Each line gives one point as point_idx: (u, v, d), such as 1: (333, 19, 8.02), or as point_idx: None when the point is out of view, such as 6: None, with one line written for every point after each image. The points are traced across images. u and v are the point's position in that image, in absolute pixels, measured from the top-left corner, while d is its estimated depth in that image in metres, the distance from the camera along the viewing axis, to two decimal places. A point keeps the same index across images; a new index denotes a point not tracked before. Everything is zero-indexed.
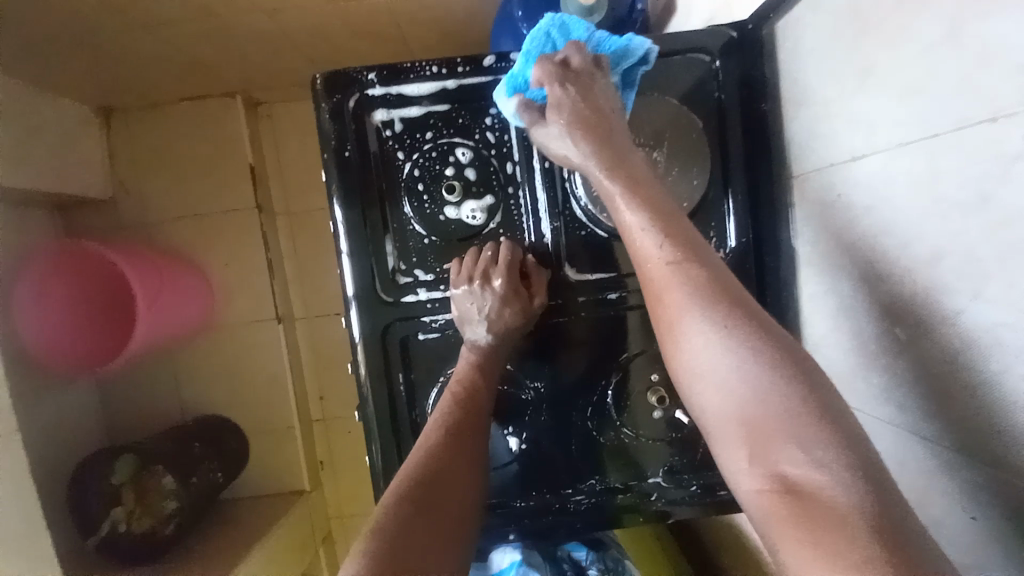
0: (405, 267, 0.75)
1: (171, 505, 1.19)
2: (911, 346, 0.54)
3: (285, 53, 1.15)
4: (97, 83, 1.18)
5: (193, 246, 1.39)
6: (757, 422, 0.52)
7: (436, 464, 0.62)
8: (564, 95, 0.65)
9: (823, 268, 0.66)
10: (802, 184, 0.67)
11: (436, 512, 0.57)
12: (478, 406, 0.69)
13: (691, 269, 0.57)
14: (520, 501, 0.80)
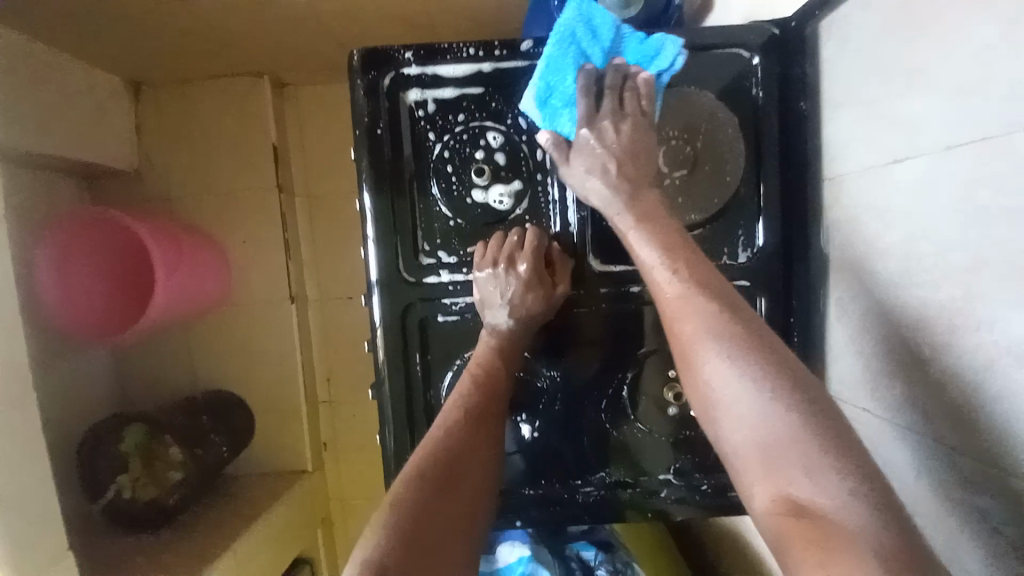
0: (428, 248, 0.75)
1: (177, 476, 1.20)
2: (934, 383, 0.54)
3: (316, 34, 1.15)
4: (130, 56, 1.19)
5: (214, 221, 1.40)
6: (768, 445, 0.52)
7: (456, 449, 0.61)
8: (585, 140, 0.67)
9: (851, 299, 0.65)
10: (836, 186, 0.66)
11: (452, 495, 0.56)
12: (496, 390, 0.69)
13: (701, 297, 0.59)
14: (528, 489, 0.80)
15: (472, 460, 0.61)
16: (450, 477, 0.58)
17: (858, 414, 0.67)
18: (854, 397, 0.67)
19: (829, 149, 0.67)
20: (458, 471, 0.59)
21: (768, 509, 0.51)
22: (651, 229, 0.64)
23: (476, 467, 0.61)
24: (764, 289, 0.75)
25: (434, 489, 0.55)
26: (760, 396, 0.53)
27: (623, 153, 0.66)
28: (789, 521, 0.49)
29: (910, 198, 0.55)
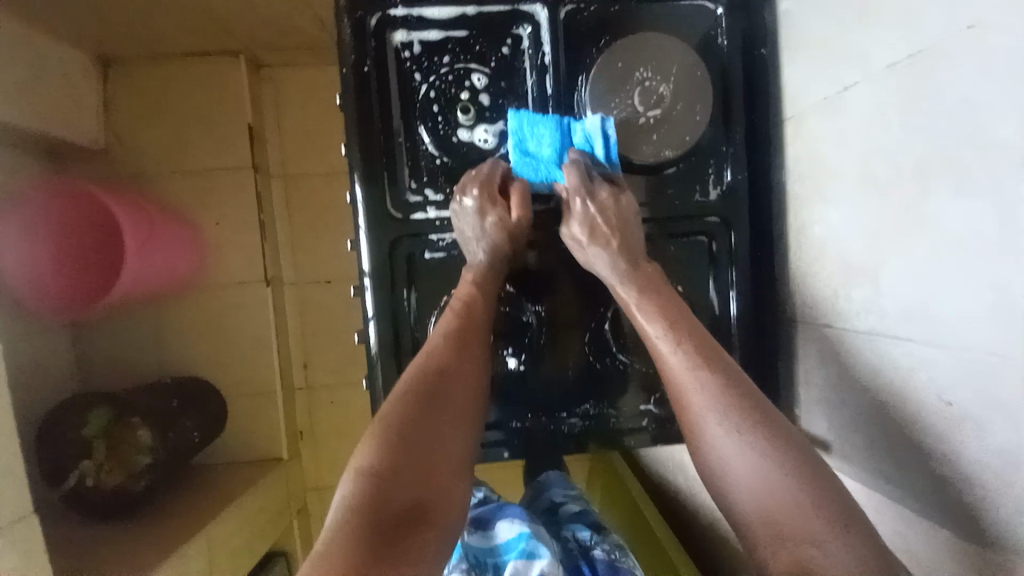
0: (416, 186, 0.76)
1: (144, 461, 1.15)
2: (895, 381, 0.56)
3: (295, 11, 1.15)
4: (98, 29, 1.16)
5: (185, 201, 1.37)
6: (773, 512, 0.53)
7: (441, 371, 0.63)
8: (586, 214, 0.69)
9: (817, 343, 0.68)
10: (794, 127, 0.68)
11: (439, 419, 0.59)
12: (477, 319, 0.69)
13: (705, 375, 0.60)
14: (515, 421, 0.82)
15: (456, 382, 0.63)
16: (437, 402, 0.60)
17: (820, 330, 0.67)
18: (816, 316, 0.67)
19: (788, 91, 0.69)
20: (448, 400, 0.61)
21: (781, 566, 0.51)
22: (653, 305, 0.66)
23: (462, 390, 0.63)
24: (736, 225, 0.74)
25: (419, 415, 0.59)
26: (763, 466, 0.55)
27: (618, 222, 0.68)
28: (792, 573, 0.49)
29: (857, 128, 0.57)
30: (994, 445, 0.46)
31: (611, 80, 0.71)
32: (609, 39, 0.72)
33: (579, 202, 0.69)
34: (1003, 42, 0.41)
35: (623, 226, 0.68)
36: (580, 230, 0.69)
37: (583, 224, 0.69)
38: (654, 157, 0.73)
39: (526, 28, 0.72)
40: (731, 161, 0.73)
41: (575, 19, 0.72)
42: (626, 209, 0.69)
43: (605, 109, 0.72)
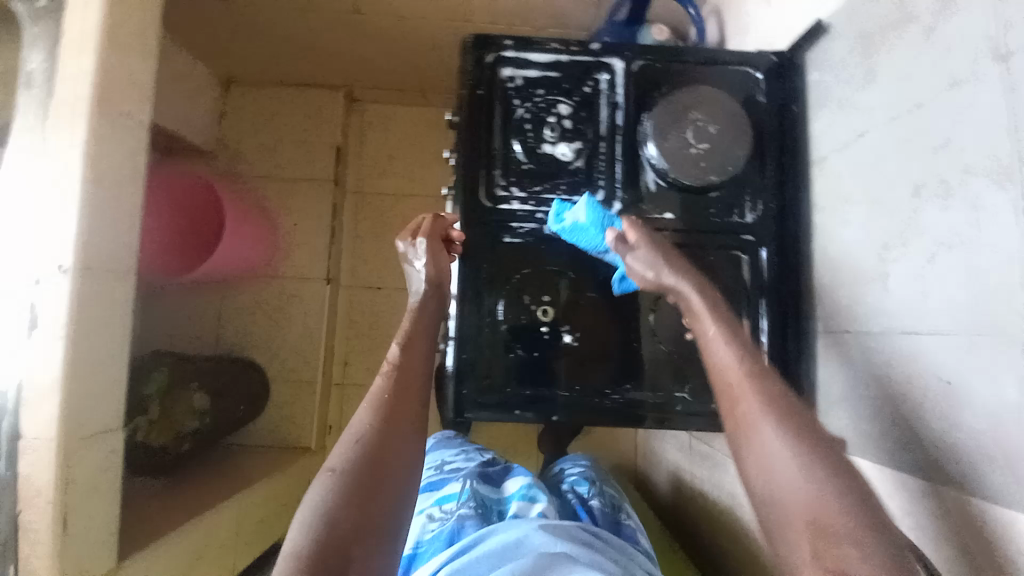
0: (502, 182, 0.77)
1: (191, 424, 1.23)
2: (907, 378, 0.57)
3: (395, 55, 1.37)
4: (233, 54, 1.41)
5: (269, 201, 1.56)
6: (818, 505, 0.48)
7: (375, 439, 0.61)
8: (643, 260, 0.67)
9: (838, 352, 0.67)
10: (823, 168, 0.71)
11: (373, 493, 0.57)
12: (413, 374, 0.68)
13: (761, 383, 0.57)
14: (564, 390, 0.78)
15: (393, 445, 0.62)
16: (371, 472, 0.59)
17: (840, 338, 0.67)
18: (835, 325, 0.68)
19: (815, 140, 0.72)
20: (385, 467, 0.60)
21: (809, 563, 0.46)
22: (708, 308, 0.63)
23: (403, 447, 0.62)
24: (768, 243, 0.75)
25: (348, 493, 0.57)
26: (813, 470, 0.50)
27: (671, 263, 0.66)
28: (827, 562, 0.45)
29: (863, 156, 0.64)
30: (994, 417, 0.47)
31: (667, 115, 0.74)
32: (669, 87, 0.77)
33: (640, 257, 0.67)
34: (965, 73, 0.51)
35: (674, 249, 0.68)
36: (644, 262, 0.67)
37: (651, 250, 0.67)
38: (700, 180, 0.73)
39: (605, 75, 0.77)
40: (768, 190, 0.75)
41: (646, 73, 0.77)
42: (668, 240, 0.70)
43: (661, 139, 0.73)
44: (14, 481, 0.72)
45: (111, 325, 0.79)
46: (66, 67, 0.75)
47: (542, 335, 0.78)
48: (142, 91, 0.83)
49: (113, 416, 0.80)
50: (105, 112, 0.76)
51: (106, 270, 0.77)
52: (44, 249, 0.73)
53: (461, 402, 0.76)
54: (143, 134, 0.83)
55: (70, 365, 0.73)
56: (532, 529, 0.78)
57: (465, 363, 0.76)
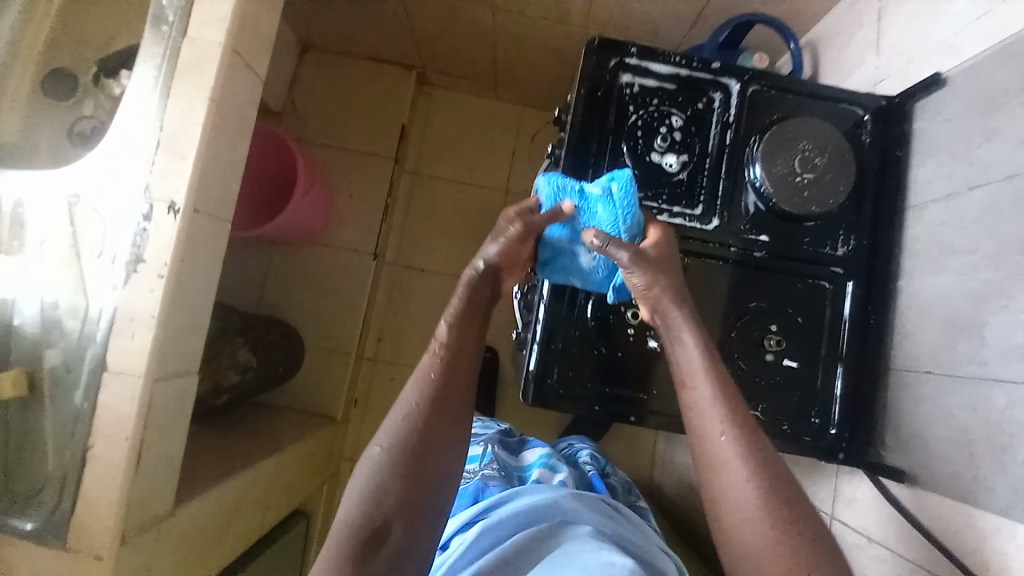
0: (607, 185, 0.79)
1: (234, 377, 1.24)
2: (988, 424, 0.59)
3: (480, 45, 1.39)
4: (319, 20, 1.43)
5: (329, 170, 1.58)
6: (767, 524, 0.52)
7: (423, 421, 0.64)
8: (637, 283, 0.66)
9: (918, 393, 0.69)
10: (922, 213, 0.73)
11: (421, 471, 0.62)
12: (461, 359, 0.68)
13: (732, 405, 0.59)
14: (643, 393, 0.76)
15: (438, 429, 0.64)
16: (418, 452, 0.63)
17: (917, 377, 0.69)
18: (915, 364, 0.70)
19: (916, 185, 0.75)
20: (429, 448, 0.63)
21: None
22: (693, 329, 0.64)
23: (449, 432, 0.65)
24: (856, 278, 0.77)
25: (397, 470, 0.61)
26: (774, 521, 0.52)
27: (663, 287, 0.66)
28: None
29: (970, 208, 0.66)
30: None
31: (777, 141, 0.76)
32: (779, 115, 0.80)
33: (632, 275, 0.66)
34: None
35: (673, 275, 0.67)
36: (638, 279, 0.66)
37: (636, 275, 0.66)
38: (801, 208, 0.75)
39: (719, 94, 0.80)
40: (862, 227, 0.78)
41: (759, 98, 0.80)
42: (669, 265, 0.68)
43: (770, 163, 0.76)
44: (94, 412, 0.72)
45: (204, 270, 0.79)
46: (205, 11, 0.76)
47: (627, 335, 0.76)
48: (264, 44, 0.84)
49: (192, 359, 0.81)
50: (234, 60, 0.77)
51: (210, 214, 0.78)
52: (154, 183, 0.73)
53: (540, 392, 0.75)
54: (258, 86, 0.84)
55: (168, 304, 0.73)
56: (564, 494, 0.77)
57: (549, 357, 0.76)
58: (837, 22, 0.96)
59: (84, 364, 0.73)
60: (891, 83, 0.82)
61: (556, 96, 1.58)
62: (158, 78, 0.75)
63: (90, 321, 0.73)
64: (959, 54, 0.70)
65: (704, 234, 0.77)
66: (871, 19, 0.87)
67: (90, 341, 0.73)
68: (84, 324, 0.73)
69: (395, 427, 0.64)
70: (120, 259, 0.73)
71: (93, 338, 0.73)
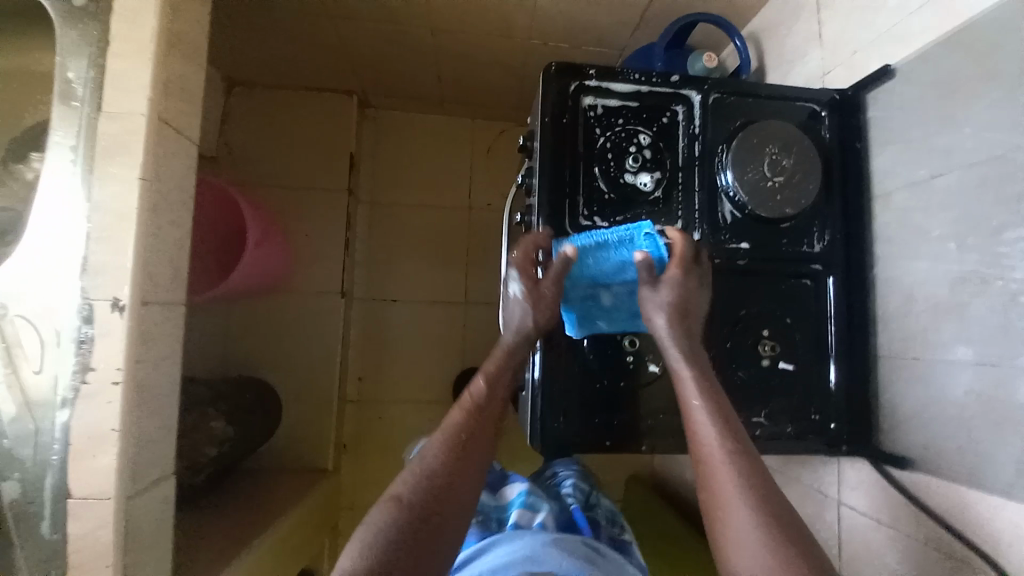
0: (585, 212, 0.77)
1: (212, 451, 1.15)
2: (981, 406, 0.62)
3: (421, 64, 1.34)
4: (244, 56, 1.34)
5: (280, 213, 1.49)
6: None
7: (440, 478, 0.61)
8: (659, 327, 0.67)
9: (909, 378, 0.71)
10: (888, 201, 0.75)
11: (429, 528, 0.58)
12: (489, 416, 0.66)
13: (742, 458, 0.57)
14: (650, 421, 0.74)
15: (452, 488, 0.61)
16: (428, 509, 0.59)
17: (905, 363, 0.71)
18: (903, 350, 0.72)
19: (877, 175, 0.77)
20: (441, 509, 0.60)
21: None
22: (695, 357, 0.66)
23: (461, 491, 0.62)
24: (835, 271, 0.79)
25: (407, 527, 0.57)
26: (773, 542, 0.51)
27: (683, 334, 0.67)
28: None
29: (933, 195, 0.68)
30: None
31: (745, 149, 0.76)
32: (741, 121, 0.80)
33: (655, 317, 0.68)
34: None
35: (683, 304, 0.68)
36: (661, 326, 0.67)
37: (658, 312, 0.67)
38: (777, 212, 0.76)
39: (681, 106, 0.80)
40: (833, 221, 0.80)
41: (720, 106, 0.80)
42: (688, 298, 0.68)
43: (741, 171, 0.76)
44: (67, 543, 0.66)
45: (164, 362, 0.72)
46: (122, 80, 0.68)
47: (628, 362, 0.75)
48: (193, 105, 0.77)
49: (167, 462, 0.73)
50: (163, 128, 0.70)
51: (161, 303, 0.71)
52: (90, 280, 0.66)
53: (552, 439, 0.72)
54: (193, 151, 0.77)
55: (131, 411, 0.66)
56: (543, 546, 0.64)
57: (555, 400, 0.72)
58: (776, 13, 0.98)
59: (45, 493, 0.66)
60: (838, 75, 0.84)
61: (505, 105, 1.54)
62: (76, 162, 0.67)
63: (42, 445, 0.66)
64: (901, 45, 0.72)
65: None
66: (810, 11, 0.89)
67: (46, 468, 0.66)
68: (37, 450, 0.66)
69: (410, 480, 0.61)
70: (65, 372, 0.65)
71: (50, 462, 0.66)
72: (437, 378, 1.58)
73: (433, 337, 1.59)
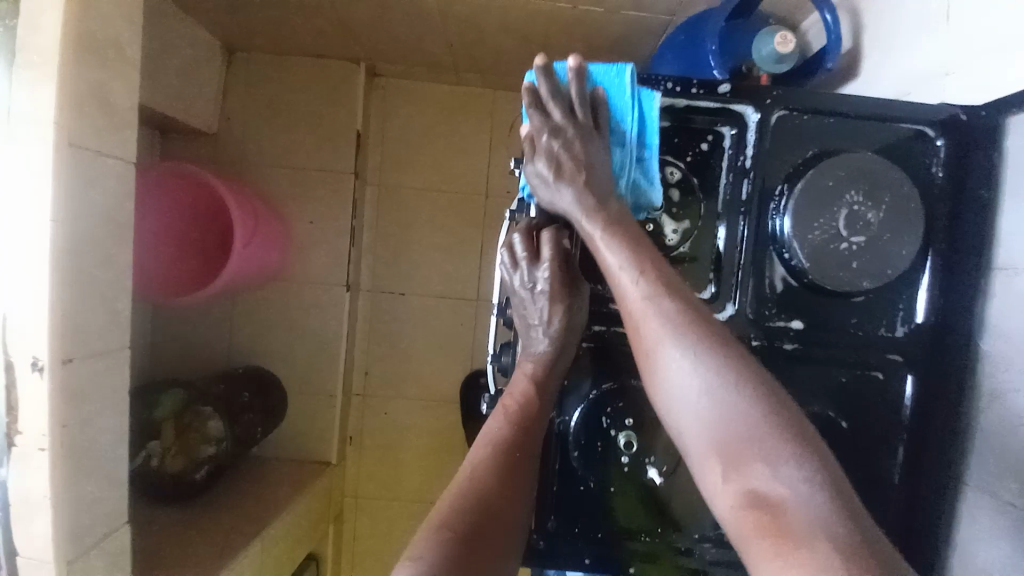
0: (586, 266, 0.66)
1: (208, 450, 1.13)
2: None
3: (428, 31, 1.14)
4: (234, 20, 1.19)
5: (285, 197, 1.39)
6: (729, 441, 0.47)
7: (488, 491, 0.56)
8: (551, 150, 0.60)
9: (995, 521, 0.56)
10: (1014, 282, 0.55)
11: (483, 546, 0.52)
12: (535, 424, 0.62)
13: (668, 305, 0.51)
14: (642, 535, 0.66)
15: (501, 502, 0.56)
16: (480, 523, 0.53)
17: (996, 502, 0.56)
18: (989, 483, 0.57)
19: (1008, 240, 0.56)
20: (494, 527, 0.54)
21: (728, 502, 0.46)
22: (609, 214, 0.57)
23: (509, 507, 0.57)
24: (916, 368, 0.62)
25: (461, 557, 0.50)
26: (726, 398, 0.48)
27: (579, 152, 0.59)
28: (752, 515, 0.44)
29: None
30: None
31: (812, 195, 0.57)
32: (814, 151, 0.61)
33: (544, 137, 0.60)
34: None
35: (594, 170, 0.59)
36: (546, 167, 0.60)
37: (558, 168, 0.59)
38: (849, 286, 0.58)
39: (730, 128, 0.61)
40: (924, 297, 0.61)
41: (784, 128, 0.61)
42: (602, 161, 0.59)
43: (805, 226, 0.57)
44: None
45: (103, 414, 0.66)
46: (26, 99, 0.58)
47: (621, 465, 0.65)
48: (121, 120, 0.66)
49: (116, 513, 0.70)
50: (75, 155, 0.59)
51: (93, 353, 0.64)
52: (12, 337, 0.59)
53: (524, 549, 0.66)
54: (119, 172, 0.66)
55: (63, 475, 0.61)
56: None
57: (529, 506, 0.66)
58: None
59: None
60: (965, 85, 0.60)
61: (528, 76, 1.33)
62: None
63: None
64: None
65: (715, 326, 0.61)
66: None
67: None
68: None
69: (462, 493, 0.55)
70: None
71: None
72: (445, 378, 1.50)
73: (443, 333, 1.49)
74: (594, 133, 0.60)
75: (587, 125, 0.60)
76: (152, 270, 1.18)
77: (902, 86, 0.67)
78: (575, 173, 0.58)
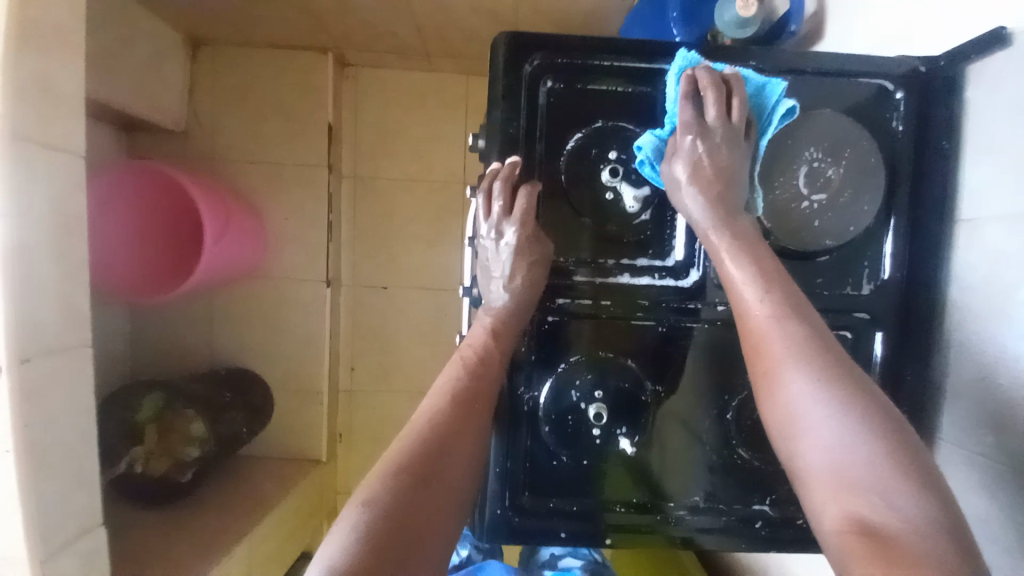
0: (558, 240, 0.65)
1: (194, 452, 1.11)
2: None
3: (395, 16, 1.12)
4: (196, 14, 1.17)
5: (259, 193, 1.36)
6: (848, 473, 0.45)
7: (440, 435, 0.56)
8: (693, 152, 0.58)
9: (972, 474, 0.57)
10: (974, 232, 0.56)
11: (433, 485, 0.53)
12: (490, 372, 0.62)
13: (795, 326, 0.51)
14: (617, 506, 0.67)
15: (453, 445, 0.56)
16: (430, 464, 0.54)
17: (971, 458, 0.57)
18: (963, 438, 0.58)
19: (968, 191, 0.57)
20: (448, 469, 0.55)
21: (835, 526, 0.45)
22: (733, 234, 0.56)
23: (461, 450, 0.57)
24: (885, 325, 0.64)
25: (412, 494, 0.51)
26: (854, 423, 0.46)
27: (718, 157, 0.57)
28: (863, 548, 0.42)
29: None
30: None
31: (775, 155, 0.60)
32: None
33: (690, 139, 0.58)
34: None
35: (728, 184, 0.57)
36: (682, 169, 0.59)
37: (694, 170, 0.58)
38: (811, 244, 0.61)
39: None
40: (890, 256, 0.62)
41: None
42: (736, 173, 0.58)
43: (767, 188, 0.61)
44: None
45: (67, 417, 0.65)
46: None
47: (593, 437, 0.65)
48: (68, 115, 0.64)
49: (90, 514, 0.69)
50: (21, 153, 0.58)
51: (53, 353, 0.63)
52: None
53: (499, 526, 0.67)
54: (70, 169, 0.65)
55: (27, 476, 0.60)
56: None
57: (503, 485, 0.67)
58: None
59: None
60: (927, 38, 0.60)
61: None
62: None
63: None
64: None
65: (681, 294, 0.64)
66: None
67: None
68: None
69: (417, 437, 0.56)
70: None
71: None
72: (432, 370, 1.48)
73: (429, 325, 1.48)
74: (738, 132, 0.58)
75: (730, 122, 0.58)
76: (121, 271, 1.14)
77: (870, 42, 0.65)
78: (711, 185, 0.57)
